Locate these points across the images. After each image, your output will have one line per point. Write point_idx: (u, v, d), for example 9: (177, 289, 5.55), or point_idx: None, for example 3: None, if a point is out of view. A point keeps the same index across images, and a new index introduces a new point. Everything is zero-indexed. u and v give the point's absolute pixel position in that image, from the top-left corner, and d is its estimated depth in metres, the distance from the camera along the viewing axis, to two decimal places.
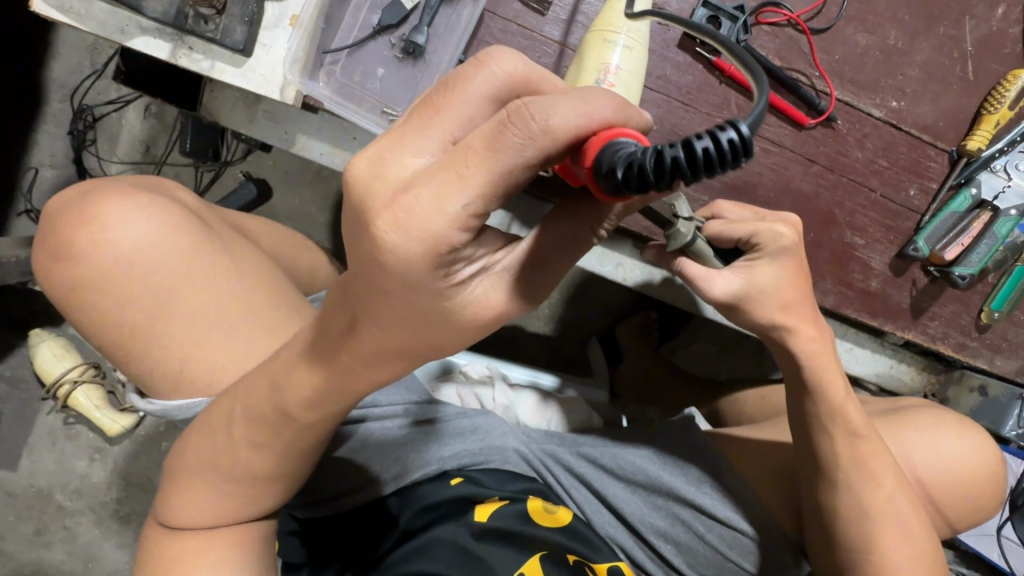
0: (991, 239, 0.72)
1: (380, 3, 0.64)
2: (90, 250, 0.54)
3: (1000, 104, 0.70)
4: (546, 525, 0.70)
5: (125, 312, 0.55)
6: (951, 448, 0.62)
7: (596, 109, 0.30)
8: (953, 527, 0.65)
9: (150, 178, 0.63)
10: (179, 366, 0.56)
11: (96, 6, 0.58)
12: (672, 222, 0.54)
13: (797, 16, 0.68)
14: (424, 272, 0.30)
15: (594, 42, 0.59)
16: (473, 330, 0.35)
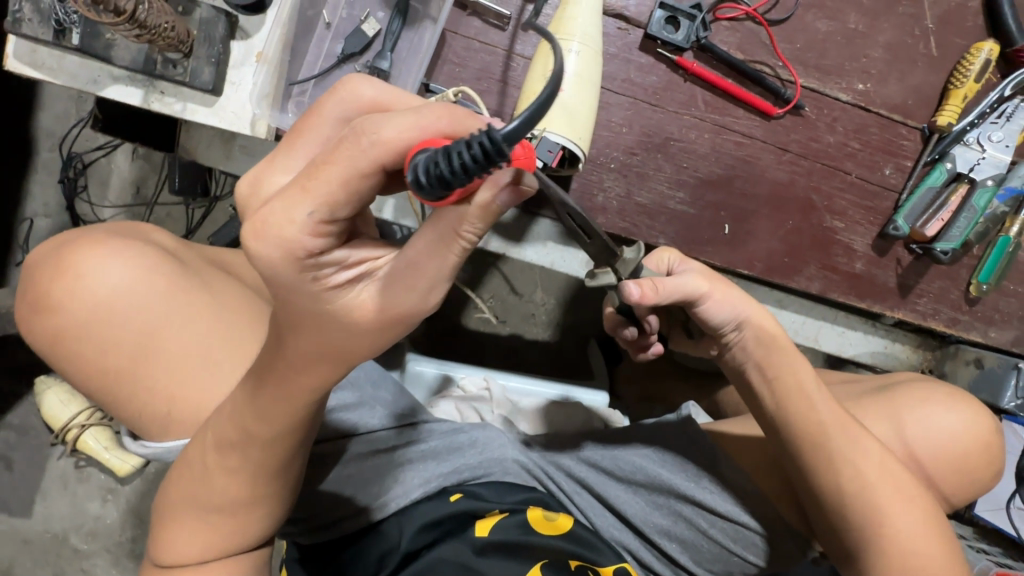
0: (970, 212, 0.71)
1: (343, 32, 0.65)
2: (69, 300, 0.55)
3: (965, 78, 0.70)
4: (547, 533, 0.70)
5: (109, 357, 0.56)
6: (945, 422, 0.62)
7: (427, 123, 0.29)
8: (953, 502, 0.65)
9: (127, 222, 0.65)
10: (167, 409, 0.57)
11: (68, 59, 0.60)
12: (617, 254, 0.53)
13: (754, 9, 0.69)
14: (291, 277, 0.31)
15: (547, 50, 0.61)
16: (367, 339, 0.34)
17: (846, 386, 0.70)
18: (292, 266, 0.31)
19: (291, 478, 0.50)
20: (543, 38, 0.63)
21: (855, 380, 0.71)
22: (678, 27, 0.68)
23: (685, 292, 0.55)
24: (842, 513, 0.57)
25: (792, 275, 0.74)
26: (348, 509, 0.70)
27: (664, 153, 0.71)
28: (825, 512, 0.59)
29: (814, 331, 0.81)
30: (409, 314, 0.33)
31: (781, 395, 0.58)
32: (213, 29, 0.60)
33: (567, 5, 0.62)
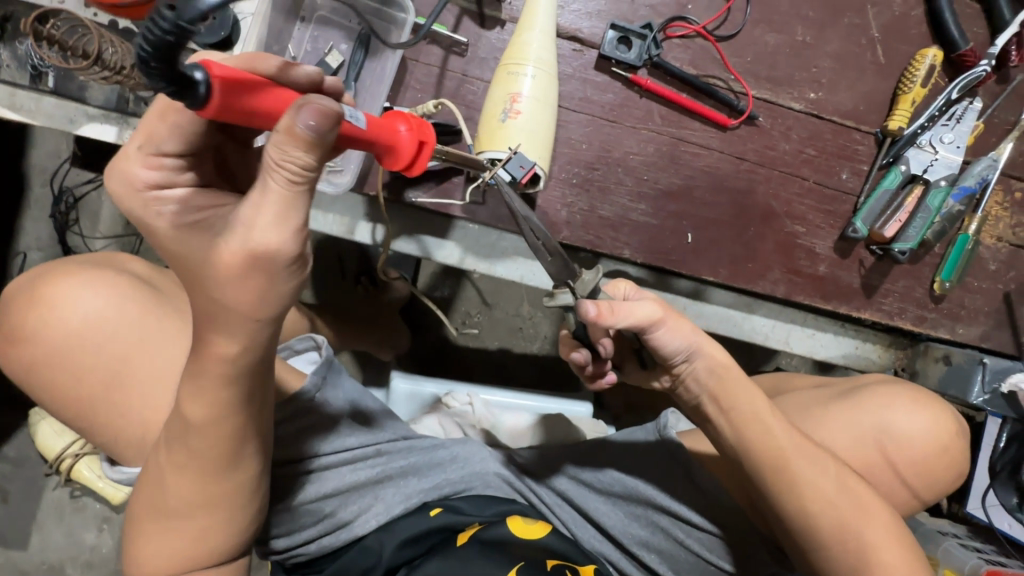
0: (925, 212, 0.73)
1: (308, 64, 0.68)
2: (46, 331, 0.59)
3: (912, 83, 0.72)
4: (538, 536, 0.71)
5: (83, 382, 0.60)
6: (909, 422, 0.62)
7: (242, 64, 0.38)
8: (923, 500, 0.65)
9: (103, 253, 0.69)
10: (142, 433, 0.60)
11: (45, 101, 0.62)
12: (574, 272, 0.54)
13: (702, 26, 0.72)
14: (139, 211, 0.39)
15: (504, 75, 0.64)
16: (235, 287, 0.38)
17: (814, 388, 0.70)
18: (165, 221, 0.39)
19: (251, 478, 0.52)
20: (500, 62, 0.65)
21: (826, 382, 0.72)
22: (631, 47, 0.70)
23: (638, 318, 0.54)
24: (804, 524, 0.58)
25: (757, 280, 0.76)
26: (329, 526, 0.73)
27: (624, 167, 0.73)
28: (788, 529, 0.59)
29: (785, 335, 0.82)
30: (262, 247, 0.36)
31: (736, 417, 0.58)
32: None
33: (520, 32, 0.64)
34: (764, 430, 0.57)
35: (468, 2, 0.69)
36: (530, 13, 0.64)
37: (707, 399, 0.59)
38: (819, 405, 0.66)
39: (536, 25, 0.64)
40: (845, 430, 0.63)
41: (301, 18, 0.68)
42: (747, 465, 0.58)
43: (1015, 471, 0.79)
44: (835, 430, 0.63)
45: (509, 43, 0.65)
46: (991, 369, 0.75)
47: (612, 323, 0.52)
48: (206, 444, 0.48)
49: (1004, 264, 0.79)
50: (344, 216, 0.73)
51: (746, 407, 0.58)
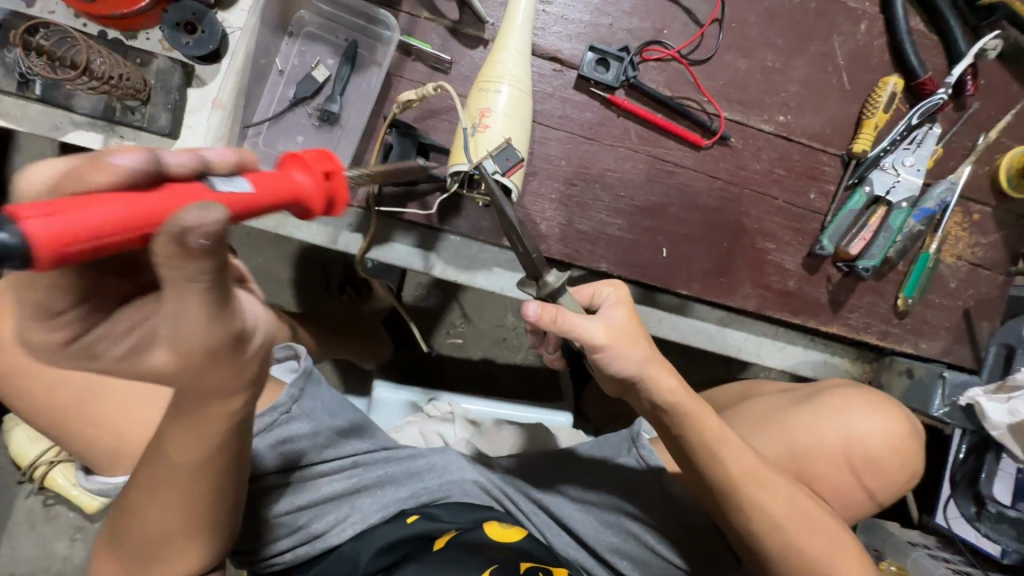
0: (888, 231, 0.77)
1: (295, 78, 0.70)
2: (17, 342, 0.59)
3: (875, 109, 0.76)
4: (518, 540, 0.73)
5: (56, 390, 0.61)
6: (864, 424, 0.64)
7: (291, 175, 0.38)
8: (877, 503, 0.68)
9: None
10: (111, 441, 0.62)
11: (32, 108, 0.64)
12: (537, 278, 0.57)
13: (676, 51, 0.75)
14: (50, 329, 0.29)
15: (477, 92, 0.66)
16: (205, 375, 0.35)
17: (778, 394, 0.72)
18: (69, 358, 0.31)
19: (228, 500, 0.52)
20: (476, 80, 0.67)
21: (791, 387, 0.73)
22: (608, 68, 0.73)
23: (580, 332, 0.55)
24: (753, 535, 0.61)
25: (729, 294, 0.79)
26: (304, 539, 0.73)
27: (601, 183, 0.75)
28: (741, 540, 0.63)
29: (757, 347, 0.85)
30: (202, 348, 0.32)
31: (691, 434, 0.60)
32: (169, 79, 0.64)
33: (496, 52, 0.66)
34: (714, 448, 0.60)
35: (451, 22, 0.71)
36: (507, 34, 0.66)
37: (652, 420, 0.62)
38: (782, 412, 0.68)
39: (511, 44, 0.66)
40: (796, 438, 0.66)
41: (289, 32, 0.70)
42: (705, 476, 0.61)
43: (973, 481, 0.79)
44: (786, 438, 0.66)
45: (485, 62, 0.67)
46: (950, 383, 0.76)
47: (554, 335, 0.57)
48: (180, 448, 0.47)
49: (963, 281, 0.83)
50: (329, 226, 0.74)
51: (696, 427, 0.60)
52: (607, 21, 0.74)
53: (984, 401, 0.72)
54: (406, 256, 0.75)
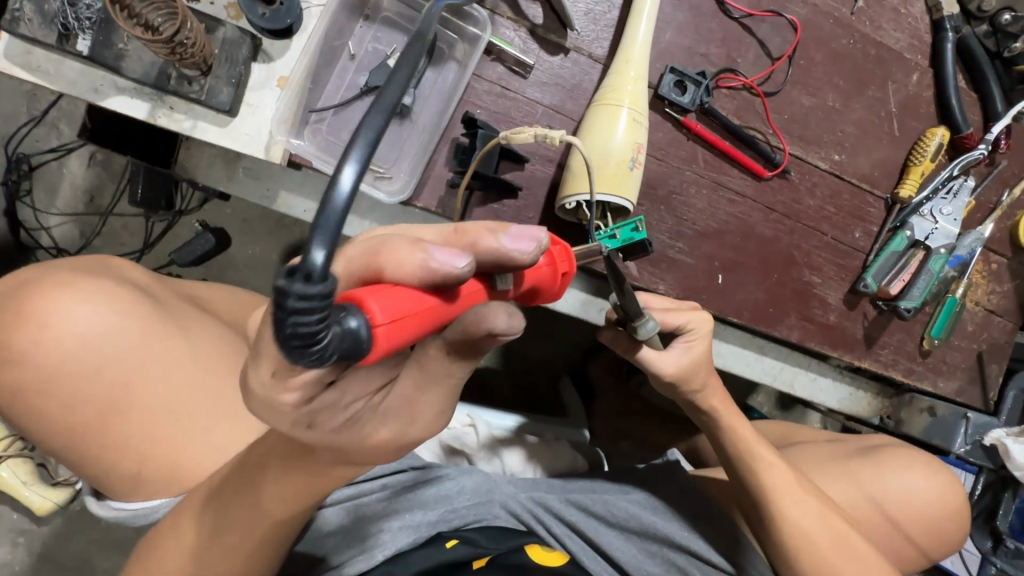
0: (927, 274, 0.80)
1: (367, 65, 0.65)
2: (32, 351, 0.51)
3: (922, 157, 0.80)
4: (558, 565, 0.69)
5: (77, 409, 0.52)
6: (916, 479, 0.69)
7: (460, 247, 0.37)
8: (928, 556, 0.72)
9: (94, 257, 0.60)
10: (142, 464, 0.54)
11: (67, 65, 0.56)
12: (634, 322, 0.58)
13: (751, 81, 0.75)
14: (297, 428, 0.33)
15: (600, 116, 0.64)
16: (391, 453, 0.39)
17: (826, 443, 0.76)
18: (294, 424, 0.33)
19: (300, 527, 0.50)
20: (595, 102, 0.65)
21: (836, 438, 0.78)
22: (685, 91, 0.73)
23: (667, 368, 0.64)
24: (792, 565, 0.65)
25: (775, 324, 0.80)
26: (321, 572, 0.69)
27: (666, 205, 0.75)
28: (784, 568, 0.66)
29: (791, 378, 0.86)
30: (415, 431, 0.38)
31: (754, 461, 0.67)
32: (236, 50, 0.58)
33: (616, 75, 0.65)
34: (757, 471, 0.67)
35: (536, 26, 0.68)
36: (627, 55, 0.66)
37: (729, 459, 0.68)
38: (840, 459, 0.72)
39: (634, 68, 0.65)
40: (844, 487, 0.70)
41: (365, 16, 0.65)
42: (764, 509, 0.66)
43: (989, 518, 0.87)
44: (840, 487, 0.69)
45: (606, 85, 0.65)
46: (971, 424, 0.85)
47: (637, 360, 0.64)
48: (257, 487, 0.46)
49: (979, 325, 0.87)
50: (383, 224, 0.69)
51: (743, 447, 0.68)
52: (685, 42, 0.74)
53: (1010, 443, 0.81)
54: None
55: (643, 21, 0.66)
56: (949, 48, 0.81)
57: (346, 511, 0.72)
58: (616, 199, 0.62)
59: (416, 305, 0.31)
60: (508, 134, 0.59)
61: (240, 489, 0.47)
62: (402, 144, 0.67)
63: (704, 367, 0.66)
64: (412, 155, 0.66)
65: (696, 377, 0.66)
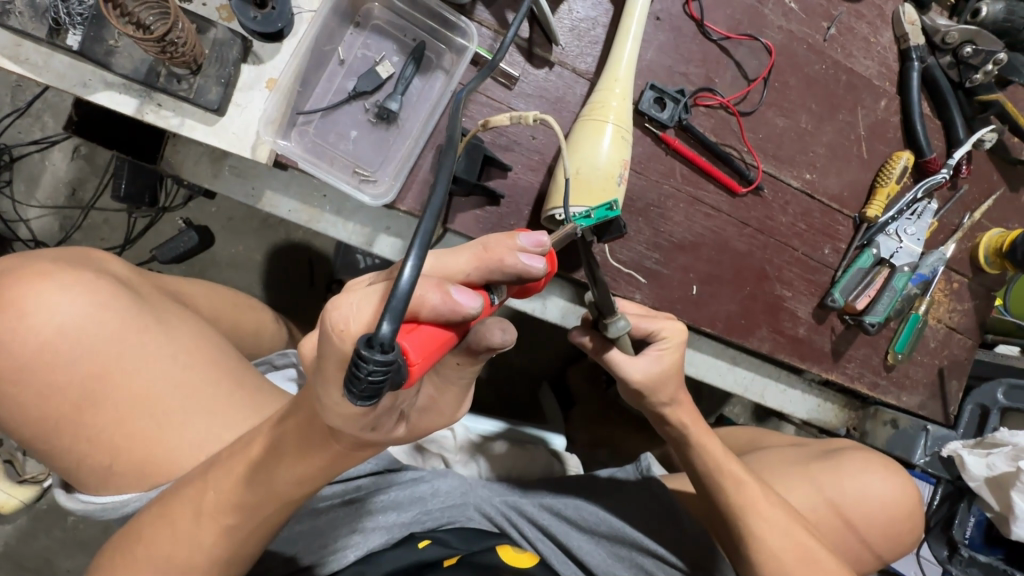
0: (891, 291, 0.84)
1: (355, 70, 0.66)
2: (9, 342, 0.51)
3: (888, 179, 0.83)
4: (528, 566, 0.70)
5: (49, 400, 0.52)
6: (874, 484, 0.71)
7: (487, 264, 0.39)
8: (884, 559, 0.74)
9: (75, 248, 0.60)
10: (115, 458, 0.54)
11: (56, 58, 0.56)
12: (607, 322, 0.59)
13: (727, 101, 0.79)
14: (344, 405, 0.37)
15: (584, 129, 0.66)
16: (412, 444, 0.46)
17: (789, 447, 0.78)
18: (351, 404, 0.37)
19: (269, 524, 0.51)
20: (583, 115, 0.67)
21: (799, 442, 0.80)
22: (664, 108, 0.76)
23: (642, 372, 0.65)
24: (755, 570, 0.67)
25: (746, 335, 0.82)
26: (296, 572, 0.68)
27: (644, 217, 0.77)
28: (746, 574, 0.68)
29: (761, 388, 0.89)
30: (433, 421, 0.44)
31: (723, 468, 0.68)
32: (227, 51, 0.59)
33: (603, 90, 0.67)
34: (723, 485, 0.68)
35: (522, 40, 0.71)
36: (613, 73, 0.68)
37: (698, 466, 0.70)
38: (802, 464, 0.74)
39: (620, 85, 0.67)
40: (805, 492, 0.72)
41: (356, 23, 0.67)
42: (730, 516, 0.68)
43: (946, 527, 0.89)
44: (799, 493, 0.72)
45: (592, 99, 0.67)
46: (931, 436, 0.88)
47: (606, 361, 0.66)
48: (236, 486, 0.48)
49: (940, 342, 0.91)
50: (366, 226, 0.70)
51: (711, 454, 0.70)
52: (666, 61, 0.77)
53: (965, 454, 0.85)
54: None
55: (630, 41, 0.69)
56: (915, 76, 0.85)
57: (319, 512, 0.73)
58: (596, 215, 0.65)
59: (438, 340, 0.35)
60: (485, 120, 0.53)
61: (218, 484, 0.49)
62: (388, 149, 0.68)
63: (674, 379, 0.67)
64: (397, 158, 0.68)
65: (666, 390, 0.67)
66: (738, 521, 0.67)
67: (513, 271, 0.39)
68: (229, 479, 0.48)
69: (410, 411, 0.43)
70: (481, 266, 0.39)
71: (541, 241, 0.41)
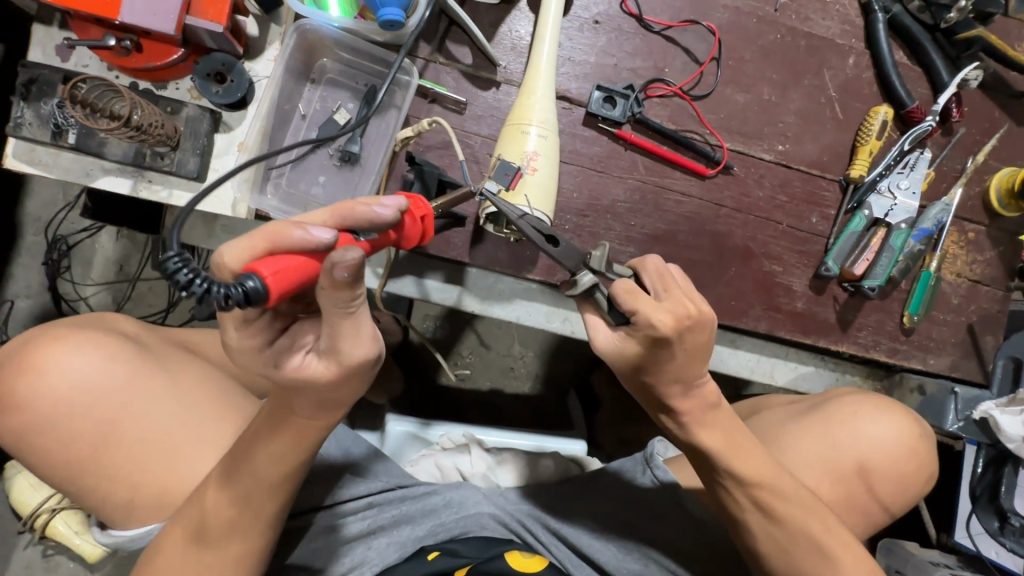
0: (889, 251, 0.79)
1: (316, 122, 0.73)
2: (33, 400, 0.59)
3: (868, 136, 0.80)
4: (538, 570, 0.69)
5: (75, 447, 0.59)
6: (875, 434, 0.70)
7: (344, 212, 0.44)
8: (890, 515, 0.72)
9: (93, 313, 0.69)
10: (138, 492, 0.61)
11: (62, 156, 0.65)
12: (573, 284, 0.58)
13: (679, 88, 0.79)
14: (246, 359, 0.43)
15: (509, 134, 0.68)
16: (336, 387, 0.46)
17: (787, 405, 0.77)
18: (257, 359, 0.43)
19: (270, 531, 0.58)
20: (506, 123, 0.70)
21: (799, 399, 0.78)
22: (615, 105, 0.77)
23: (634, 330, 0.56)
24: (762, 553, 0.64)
25: (739, 317, 0.81)
26: None
27: (612, 214, 0.78)
28: (757, 557, 0.65)
29: (769, 368, 0.86)
30: (346, 353, 0.43)
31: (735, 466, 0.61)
32: (198, 125, 0.67)
33: (523, 95, 0.70)
34: None
35: (466, 66, 0.75)
36: (534, 79, 0.70)
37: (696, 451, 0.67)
38: (792, 420, 0.73)
39: (542, 89, 0.69)
40: (816, 457, 0.69)
41: (312, 79, 0.74)
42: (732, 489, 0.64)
43: (993, 496, 0.85)
44: (811, 460, 0.69)
45: (515, 106, 0.70)
46: (962, 399, 0.82)
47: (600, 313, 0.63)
48: (256, 486, 0.54)
49: (964, 297, 0.85)
50: None
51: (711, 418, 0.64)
52: (612, 61, 0.78)
53: (999, 415, 0.78)
54: (440, 294, 0.77)
55: (546, 45, 0.71)
56: (881, 28, 0.81)
57: (328, 529, 0.76)
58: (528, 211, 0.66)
59: (296, 263, 0.39)
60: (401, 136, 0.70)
61: (217, 494, 0.54)
62: (354, 188, 0.73)
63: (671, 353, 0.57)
64: (364, 195, 0.72)
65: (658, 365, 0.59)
66: (763, 508, 0.62)
67: (364, 218, 0.45)
68: (230, 487, 0.54)
69: (318, 348, 0.44)
70: (337, 215, 0.44)
71: (397, 202, 0.47)
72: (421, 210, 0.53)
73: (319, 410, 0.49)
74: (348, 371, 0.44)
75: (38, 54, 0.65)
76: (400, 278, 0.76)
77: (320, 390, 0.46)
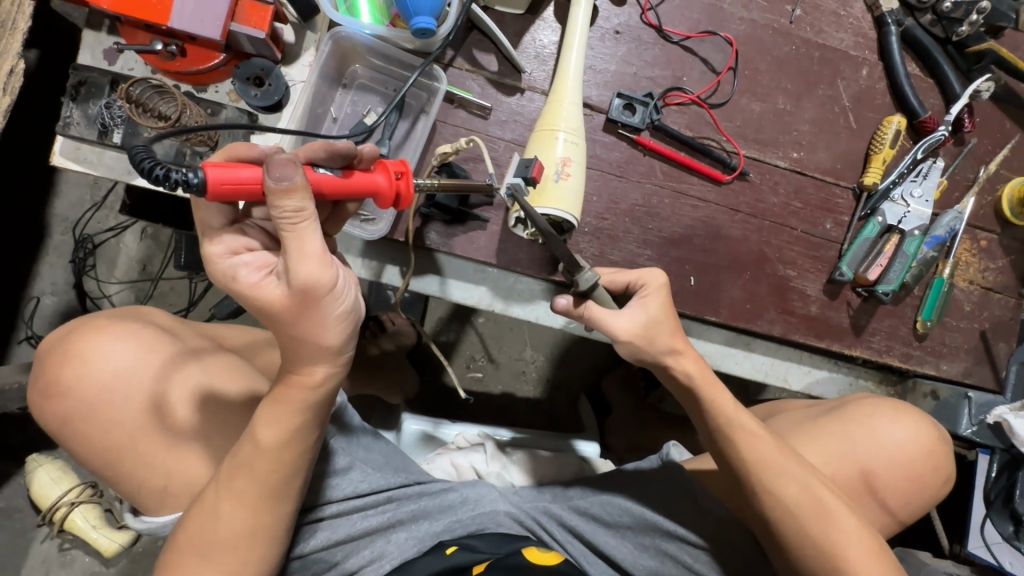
0: (903, 257, 0.81)
1: (347, 125, 0.76)
2: (78, 386, 0.61)
3: (882, 145, 0.82)
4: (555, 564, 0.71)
5: (113, 432, 0.62)
6: (891, 437, 0.71)
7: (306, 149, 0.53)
8: (901, 520, 0.73)
9: (129, 306, 0.71)
10: (171, 478, 0.63)
11: (107, 154, 0.68)
12: (580, 266, 0.63)
13: (696, 96, 0.81)
14: (213, 270, 0.50)
15: (538, 139, 0.71)
16: (295, 315, 0.49)
17: (805, 408, 0.78)
18: (221, 275, 0.50)
19: (286, 508, 0.60)
20: (535, 128, 0.72)
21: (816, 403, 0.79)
22: (635, 112, 0.80)
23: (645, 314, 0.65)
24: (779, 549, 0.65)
25: (754, 319, 0.82)
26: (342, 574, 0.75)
27: (630, 217, 0.80)
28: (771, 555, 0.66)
29: (783, 372, 0.87)
30: (295, 272, 0.47)
31: None
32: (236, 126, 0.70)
33: (552, 101, 0.72)
34: (736, 441, 0.66)
35: (491, 73, 0.78)
36: (562, 86, 0.72)
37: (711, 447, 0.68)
38: (810, 422, 0.74)
39: (568, 96, 0.72)
40: (829, 458, 0.70)
41: (343, 84, 0.77)
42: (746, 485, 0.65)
43: (1008, 500, 0.86)
44: (827, 460, 0.70)
45: (544, 112, 0.72)
46: (975, 403, 0.83)
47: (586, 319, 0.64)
48: (270, 469, 0.57)
49: (977, 304, 0.86)
50: (372, 259, 0.77)
51: (720, 413, 0.66)
52: (632, 69, 0.81)
53: (1012, 418, 0.79)
54: (463, 294, 0.79)
55: (573, 54, 0.74)
56: (893, 40, 0.84)
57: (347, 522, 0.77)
58: (556, 213, 0.68)
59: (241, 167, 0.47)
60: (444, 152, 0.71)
61: (251, 476, 0.57)
62: None
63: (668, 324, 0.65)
64: None
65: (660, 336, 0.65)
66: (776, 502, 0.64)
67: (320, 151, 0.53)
68: (261, 466, 0.56)
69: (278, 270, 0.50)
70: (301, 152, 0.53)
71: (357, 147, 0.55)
72: (398, 166, 0.58)
73: (303, 358, 0.52)
74: (300, 292, 0.48)
75: (87, 57, 0.68)
76: (422, 278, 0.78)
77: (281, 320, 0.50)
